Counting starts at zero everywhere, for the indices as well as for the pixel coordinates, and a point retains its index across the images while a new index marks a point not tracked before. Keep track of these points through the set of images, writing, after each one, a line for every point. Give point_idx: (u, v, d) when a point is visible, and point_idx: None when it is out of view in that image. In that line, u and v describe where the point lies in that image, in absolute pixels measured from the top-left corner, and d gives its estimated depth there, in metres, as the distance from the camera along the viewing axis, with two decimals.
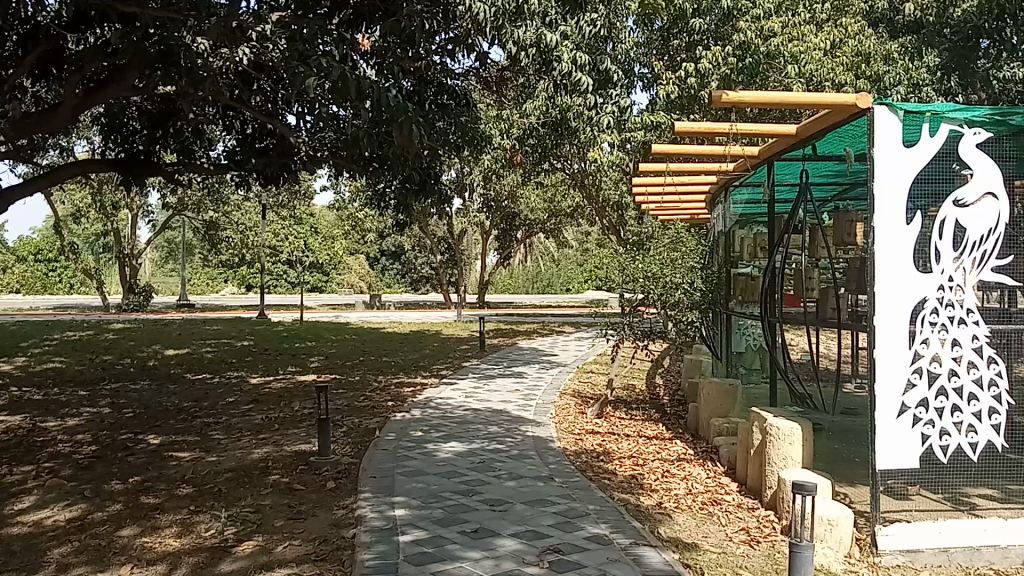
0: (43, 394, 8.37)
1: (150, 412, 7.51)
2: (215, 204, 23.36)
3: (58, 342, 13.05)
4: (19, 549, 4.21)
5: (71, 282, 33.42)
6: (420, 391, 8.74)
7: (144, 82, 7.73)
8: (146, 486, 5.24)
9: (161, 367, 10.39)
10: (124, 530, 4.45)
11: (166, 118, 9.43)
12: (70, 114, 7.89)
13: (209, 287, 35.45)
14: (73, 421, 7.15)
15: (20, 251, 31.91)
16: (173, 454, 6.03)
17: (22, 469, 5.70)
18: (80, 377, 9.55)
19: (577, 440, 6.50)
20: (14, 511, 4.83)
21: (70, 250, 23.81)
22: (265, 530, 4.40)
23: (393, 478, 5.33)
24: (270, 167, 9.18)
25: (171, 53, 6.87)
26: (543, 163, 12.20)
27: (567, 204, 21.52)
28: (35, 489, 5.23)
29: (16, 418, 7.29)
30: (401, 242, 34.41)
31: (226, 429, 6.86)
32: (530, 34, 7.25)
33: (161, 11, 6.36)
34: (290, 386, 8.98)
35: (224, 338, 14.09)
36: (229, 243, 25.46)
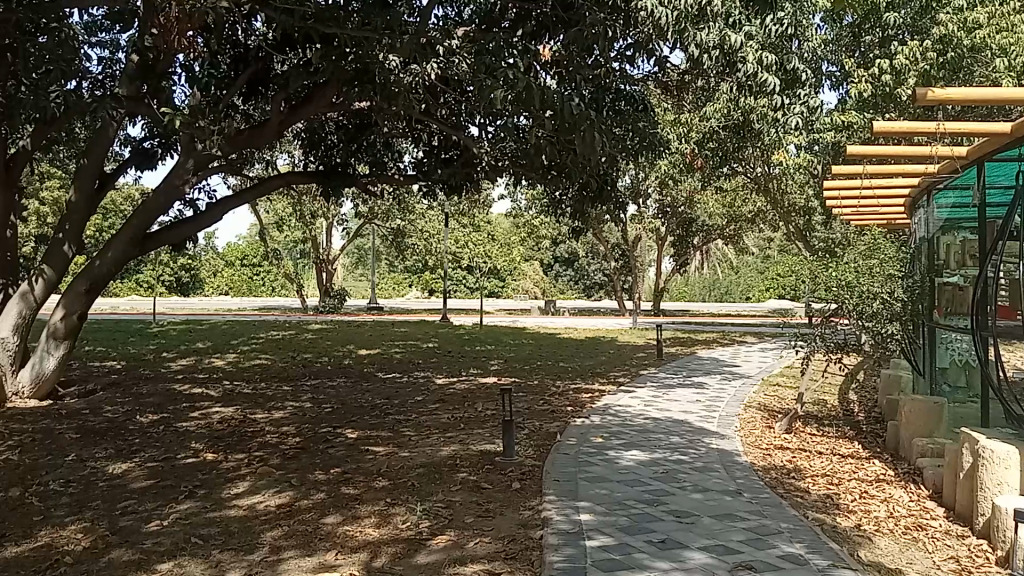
0: (253, 388, 9.10)
1: (346, 408, 7.97)
2: (402, 212, 24.49)
3: (264, 340, 14.12)
4: (237, 530, 4.60)
5: (273, 286, 36.11)
6: (599, 397, 8.76)
7: (341, 98, 8.39)
8: (346, 477, 5.56)
9: (355, 366, 11.01)
10: (328, 518, 4.75)
11: (361, 132, 9.95)
12: (276, 129, 8.49)
13: (395, 291, 37.20)
14: (278, 414, 7.72)
15: (229, 256, 35.04)
16: (369, 448, 6.38)
17: (237, 457, 6.21)
18: (284, 373, 10.28)
19: (766, 455, 6.28)
20: (232, 494, 5.27)
21: (273, 256, 25.76)
22: (457, 526, 4.56)
23: (577, 483, 5.38)
24: (454, 176, 9.48)
25: (367, 70, 7.34)
26: (723, 167, 11.94)
27: (748, 209, 20.88)
28: (249, 476, 5.68)
29: (231, 409, 7.97)
30: (576, 249, 34.68)
31: (416, 426, 7.17)
32: (713, 35, 7.08)
33: (359, 31, 6.80)
34: (472, 387, 9.24)
35: (411, 340, 14.78)
36: (415, 249, 26.69)
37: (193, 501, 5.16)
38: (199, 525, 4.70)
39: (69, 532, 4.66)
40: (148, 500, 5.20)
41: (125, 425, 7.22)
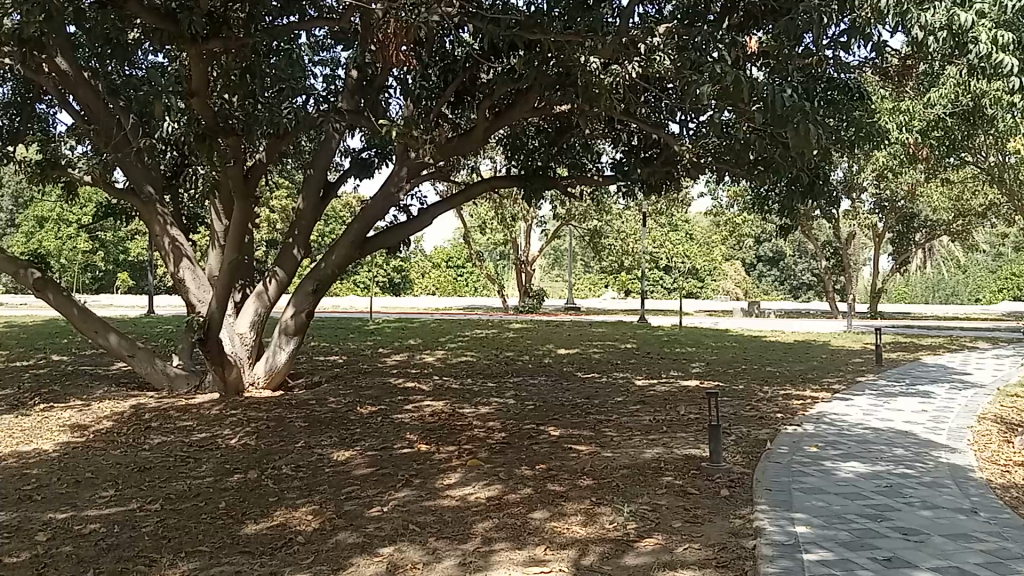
0: (460, 384, 9.47)
1: (549, 406, 8.11)
2: (601, 213, 24.57)
3: (470, 338, 14.67)
4: (450, 520, 4.80)
5: (476, 286, 37.51)
6: (810, 404, 8.35)
7: (544, 101, 8.49)
8: (552, 474, 5.65)
9: (556, 365, 11.18)
10: (537, 513, 4.84)
11: (563, 134, 10.01)
12: (481, 136, 8.75)
13: (592, 291, 37.47)
14: (484, 410, 7.97)
15: (436, 258, 36.87)
16: (573, 447, 6.44)
17: (448, 449, 6.48)
18: (488, 370, 10.62)
19: (1005, 473, 5.71)
20: (444, 485, 5.51)
21: (475, 258, 26.75)
22: (665, 530, 4.50)
23: (791, 493, 5.14)
24: (654, 175, 9.35)
25: (569, 73, 7.40)
26: (950, 157, 11.00)
27: (980, 202, 19.11)
28: (459, 468, 5.91)
29: (440, 403, 8.34)
30: (781, 247, 33.30)
31: (618, 427, 7.15)
32: (941, 15, 6.44)
33: (561, 34, 6.88)
34: (674, 389, 9.10)
35: (610, 340, 14.80)
36: (612, 250, 26.72)
37: (409, 489, 5.44)
38: (415, 513, 4.95)
39: (300, 513, 5.05)
40: (368, 487, 5.54)
41: (346, 415, 7.75)
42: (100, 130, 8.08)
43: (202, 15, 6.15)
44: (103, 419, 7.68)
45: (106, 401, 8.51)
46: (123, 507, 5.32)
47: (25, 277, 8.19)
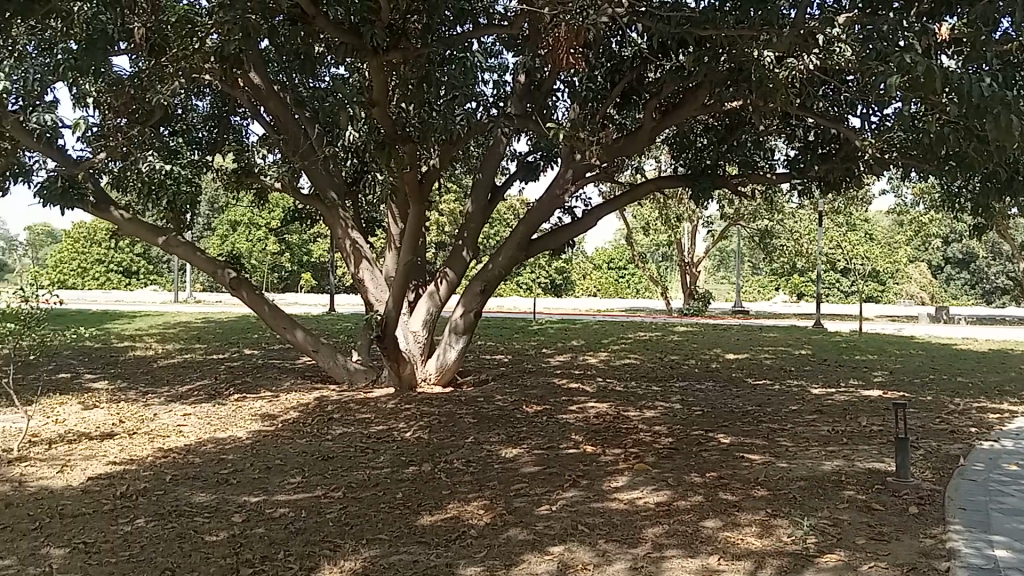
0: (626, 387, 9.42)
1: (718, 412, 7.91)
2: (771, 213, 23.72)
3: (634, 340, 14.56)
4: (620, 523, 4.79)
5: (639, 288, 37.23)
6: (1009, 419, 7.69)
7: (714, 99, 8.28)
8: (723, 482, 5.51)
9: (724, 370, 10.89)
10: (708, 521, 4.74)
11: (734, 131, 9.73)
12: (648, 136, 8.69)
13: (761, 294, 36.24)
14: (651, 413, 7.89)
15: (598, 259, 36.93)
16: (745, 455, 6.26)
17: (615, 451, 6.46)
18: (654, 373, 10.50)
19: None
20: (613, 487, 5.50)
21: (638, 259, 26.54)
22: (847, 546, 4.28)
23: (989, 515, 4.76)
24: (832, 173, 8.91)
25: (741, 68, 7.17)
26: None
27: None
28: (627, 471, 5.88)
29: (606, 405, 8.33)
30: (972, 248, 30.88)
31: (793, 436, 6.88)
32: None
33: (734, 29, 6.68)
34: (853, 399, 8.63)
35: (782, 345, 14.24)
36: (783, 251, 25.73)
37: (577, 490, 5.47)
38: (584, 514, 4.97)
39: (472, 507, 5.20)
40: (537, 485, 5.61)
41: (514, 414, 7.89)
42: (290, 140, 8.69)
43: (382, 28, 6.43)
44: (290, 409, 8.22)
45: (292, 393, 9.10)
46: (308, 493, 5.66)
47: (224, 277, 8.89)
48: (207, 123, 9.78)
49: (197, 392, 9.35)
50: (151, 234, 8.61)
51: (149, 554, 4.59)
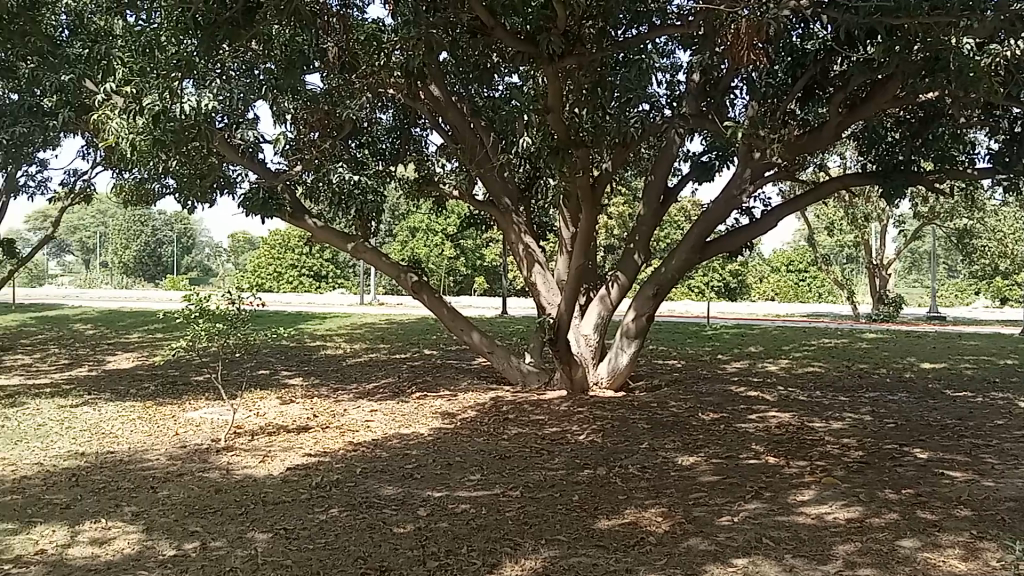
0: (808, 396, 9.02)
1: (912, 426, 7.41)
2: (971, 211, 21.97)
3: (817, 347, 13.92)
4: (808, 538, 4.59)
5: (821, 292, 35.62)
6: None
7: (908, 90, 7.77)
8: (921, 501, 5.16)
9: (918, 380, 10.19)
10: (906, 541, 4.46)
11: (929, 124, 9.08)
12: (834, 131, 8.27)
13: (958, 299, 33.71)
14: (837, 425, 7.52)
15: (776, 262, 35.68)
16: (945, 472, 5.83)
17: (799, 463, 6.20)
18: (839, 382, 9.98)
19: None
20: (798, 501, 5.28)
21: (820, 261, 25.34)
22: None
23: None
24: None
25: (939, 57, 6.67)
26: None
27: None
28: (813, 484, 5.63)
29: (787, 415, 8.01)
30: None
31: (1001, 454, 6.33)
32: None
33: (933, 14, 6.23)
34: None
35: (984, 354, 13.15)
36: (984, 252, 23.76)
37: (760, 502, 5.29)
38: (768, 527, 4.80)
39: (650, 514, 5.15)
40: (717, 495, 5.48)
41: (690, 421, 7.75)
42: (466, 149, 9.01)
43: (558, 35, 6.50)
44: (468, 408, 8.49)
45: (469, 393, 9.39)
46: (489, 490, 5.82)
47: (406, 280, 9.31)
48: (390, 135, 10.26)
49: (382, 389, 9.84)
50: (341, 241, 9.15)
51: (342, 542, 4.88)
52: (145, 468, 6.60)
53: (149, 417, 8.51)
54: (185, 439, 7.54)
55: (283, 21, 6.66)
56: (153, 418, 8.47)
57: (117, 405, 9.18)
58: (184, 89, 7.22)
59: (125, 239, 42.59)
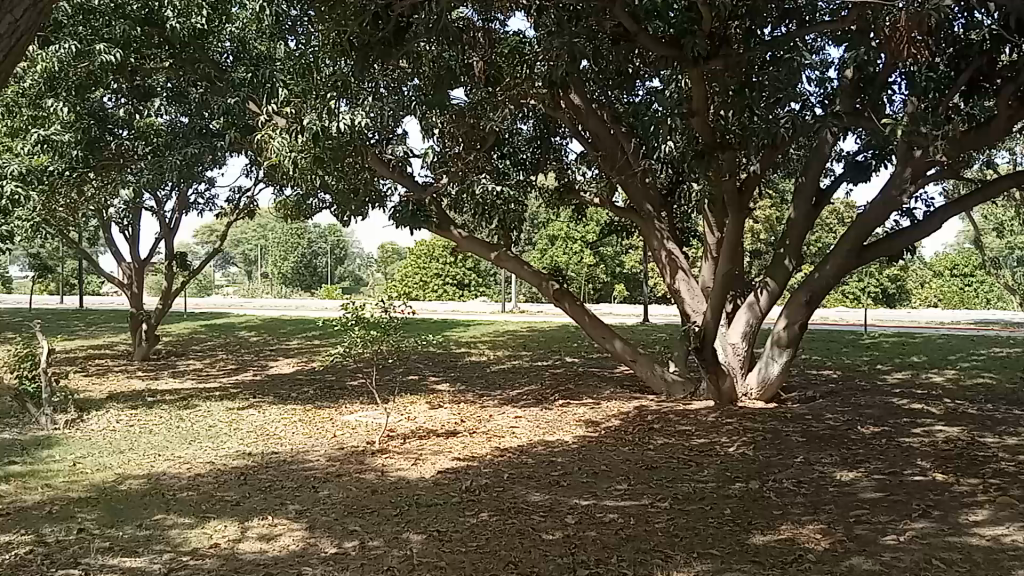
0: (979, 409, 8.44)
1: None
2: None
3: (988, 357, 13.00)
4: (983, 561, 4.30)
5: (989, 298, 33.23)
6: None
7: None
8: None
9: None
10: None
11: None
12: (1002, 127, 7.75)
13: None
14: (1013, 441, 6.99)
15: (938, 266, 33.59)
16: None
17: (970, 482, 5.81)
18: (1015, 395, 9.28)
19: None
20: (971, 521, 4.95)
21: (988, 265, 23.66)
22: None
23: None
24: None
25: None
26: None
27: None
28: (988, 504, 5.26)
29: (955, 429, 7.53)
30: None
31: None
32: None
33: None
34: None
35: None
36: None
37: (927, 521, 5.00)
38: (938, 548, 4.53)
39: (808, 531, 4.97)
40: (880, 513, 5.22)
41: (847, 434, 7.41)
42: (607, 155, 9.05)
43: (703, 38, 6.40)
44: (612, 417, 8.46)
45: (613, 401, 9.35)
46: (637, 501, 5.77)
47: (547, 288, 9.38)
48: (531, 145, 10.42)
49: (526, 396, 9.96)
50: (485, 250, 9.33)
51: (494, 547, 4.97)
52: (306, 468, 6.97)
53: (308, 419, 8.98)
54: (342, 441, 7.90)
55: (431, 38, 6.89)
56: (312, 421, 8.92)
57: (280, 407, 9.73)
58: (340, 109, 7.72)
59: (284, 251, 45.24)
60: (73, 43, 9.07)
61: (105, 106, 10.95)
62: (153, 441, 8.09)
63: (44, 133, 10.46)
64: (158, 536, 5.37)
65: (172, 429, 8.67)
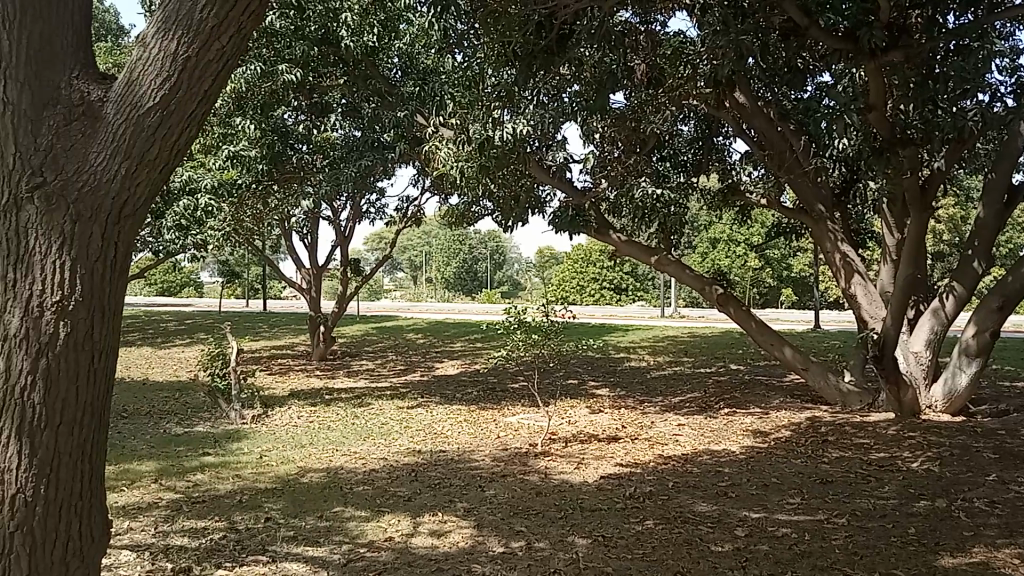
0: None
1: None
2: None
3: None
4: None
5: None
6: None
7: None
8: None
9: None
10: None
11: None
12: None
13: None
14: None
15: None
16: None
17: None
18: None
19: None
20: None
21: None
22: None
23: None
24: None
25: None
26: None
27: None
28: None
29: None
30: None
31: None
32: None
33: None
34: None
35: None
36: None
37: None
38: None
39: (1005, 556, 4.58)
40: None
41: None
42: (775, 155, 8.84)
43: (881, 28, 6.06)
44: (782, 428, 8.15)
45: (782, 411, 9.01)
46: (811, 516, 5.53)
47: (711, 293, 9.25)
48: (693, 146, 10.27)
49: (689, 403, 9.77)
50: (645, 254, 9.38)
51: (661, 555, 4.90)
52: (472, 468, 7.15)
53: (473, 420, 9.22)
54: (506, 443, 8.05)
55: (593, 43, 6.91)
56: (477, 422, 9.15)
57: (446, 408, 10.05)
58: (503, 119, 7.99)
59: (447, 256, 46.81)
60: (258, 65, 9.83)
61: (286, 123, 11.56)
62: (330, 437, 8.57)
63: (235, 150, 11.13)
64: (337, 527, 5.67)
65: (347, 425, 9.15)
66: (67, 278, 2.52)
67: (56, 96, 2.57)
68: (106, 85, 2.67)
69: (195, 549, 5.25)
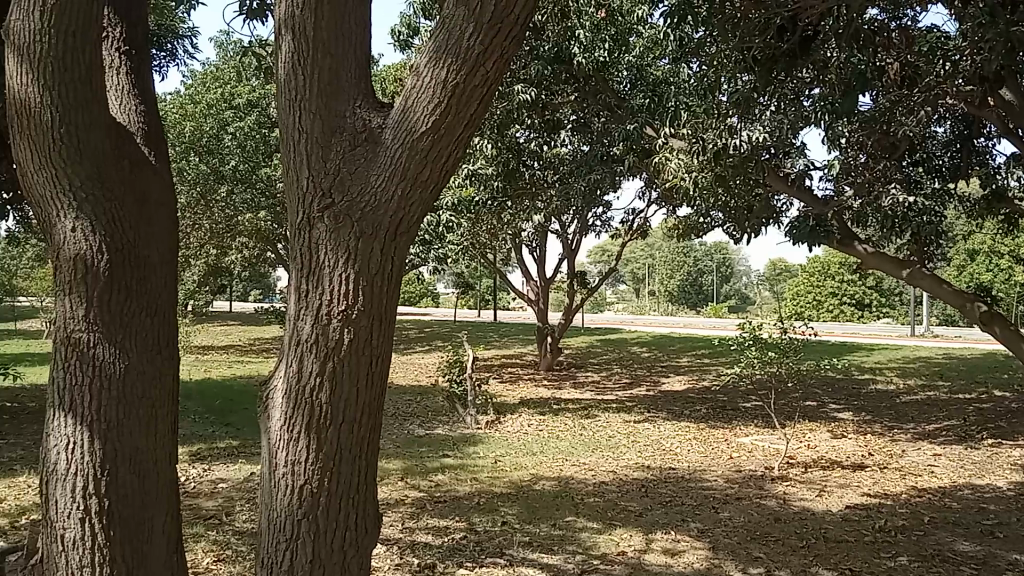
0: None
1: None
2: None
3: None
4: None
5: None
6: None
7: None
8: None
9: None
10: None
11: None
12: None
13: None
14: None
15: None
16: None
17: None
18: None
19: None
20: None
21: None
22: None
23: None
24: None
25: None
26: None
27: None
28: None
29: None
30: None
31: None
32: None
33: None
34: None
35: None
36: None
37: None
38: None
39: None
40: None
41: None
42: None
43: None
44: None
45: None
46: None
47: (972, 311, 8.49)
48: (948, 149, 9.47)
49: (945, 432, 8.96)
50: (894, 268, 8.78)
51: None
52: (705, 488, 6.99)
53: (704, 438, 9.02)
54: (740, 464, 7.80)
55: (836, 45, 6.56)
56: (708, 440, 8.94)
57: (675, 424, 9.92)
58: (737, 129, 7.80)
59: (671, 270, 46.38)
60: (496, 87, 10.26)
61: (518, 140, 11.70)
62: (560, 446, 8.74)
63: (473, 168, 11.64)
64: (571, 537, 5.76)
65: (577, 436, 9.28)
66: (350, 290, 2.83)
67: (343, 125, 2.91)
68: (385, 114, 2.96)
69: (438, 546, 5.54)
